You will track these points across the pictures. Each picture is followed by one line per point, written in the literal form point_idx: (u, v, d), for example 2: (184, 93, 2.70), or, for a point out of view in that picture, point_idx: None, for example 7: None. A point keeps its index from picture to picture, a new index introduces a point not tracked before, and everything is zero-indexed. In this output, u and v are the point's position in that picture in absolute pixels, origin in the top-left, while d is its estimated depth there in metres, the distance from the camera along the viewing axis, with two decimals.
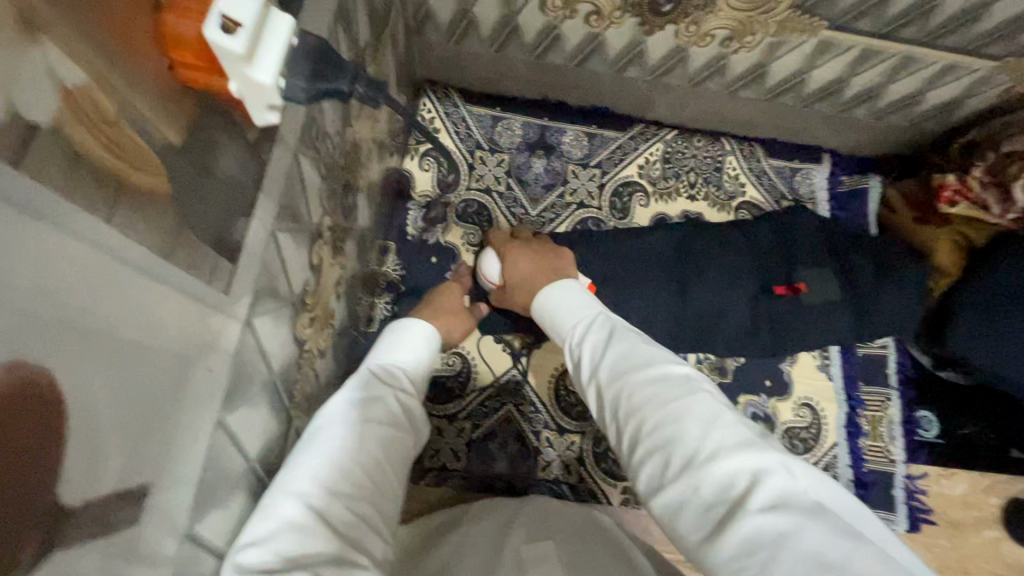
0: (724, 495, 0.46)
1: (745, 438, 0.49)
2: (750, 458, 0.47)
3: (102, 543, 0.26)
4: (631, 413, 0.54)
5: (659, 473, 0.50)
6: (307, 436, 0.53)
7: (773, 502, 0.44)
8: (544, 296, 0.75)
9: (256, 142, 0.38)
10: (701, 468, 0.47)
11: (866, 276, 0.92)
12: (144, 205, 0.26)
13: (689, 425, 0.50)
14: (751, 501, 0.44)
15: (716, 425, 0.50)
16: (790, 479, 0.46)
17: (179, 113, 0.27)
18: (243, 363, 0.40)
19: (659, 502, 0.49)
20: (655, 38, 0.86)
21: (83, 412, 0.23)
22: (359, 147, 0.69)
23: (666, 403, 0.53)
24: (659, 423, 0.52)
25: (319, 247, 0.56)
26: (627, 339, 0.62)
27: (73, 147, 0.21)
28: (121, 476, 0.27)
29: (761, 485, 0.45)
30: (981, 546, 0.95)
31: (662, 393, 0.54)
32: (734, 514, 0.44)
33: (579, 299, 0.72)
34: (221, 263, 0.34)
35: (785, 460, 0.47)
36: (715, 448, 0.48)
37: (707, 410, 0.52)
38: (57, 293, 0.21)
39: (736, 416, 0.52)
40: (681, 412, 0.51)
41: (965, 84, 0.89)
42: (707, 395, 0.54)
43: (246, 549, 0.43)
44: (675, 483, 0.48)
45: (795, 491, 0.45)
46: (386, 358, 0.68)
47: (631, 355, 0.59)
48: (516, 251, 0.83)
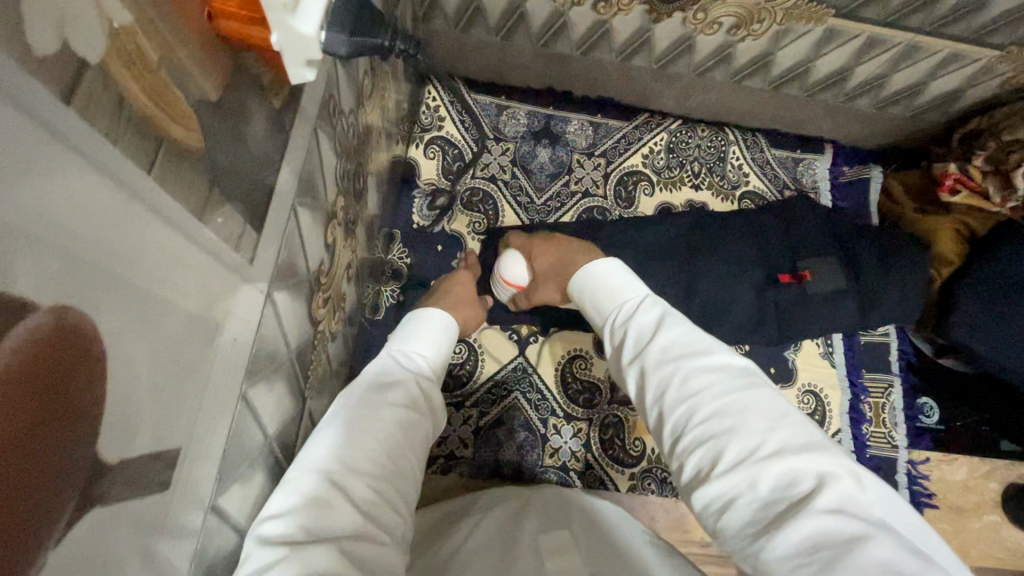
0: (782, 492, 0.44)
1: (810, 439, 0.47)
2: (815, 459, 0.45)
3: (136, 505, 0.26)
4: (685, 399, 0.52)
5: (710, 462, 0.47)
6: (328, 417, 0.53)
7: (837, 505, 0.42)
8: (585, 275, 0.73)
9: (281, 111, 0.37)
10: (764, 462, 0.45)
11: (869, 263, 0.93)
12: (179, 160, 0.25)
13: (752, 420, 0.48)
14: (815, 501, 0.42)
15: (780, 423, 0.48)
16: (854, 486, 0.44)
17: (215, 66, 0.28)
18: (264, 336, 0.40)
19: (706, 490, 0.47)
20: (662, 26, 0.86)
21: (122, 368, 0.23)
22: (369, 130, 0.69)
23: (727, 395, 0.50)
24: (717, 414, 0.49)
25: (334, 226, 0.56)
26: (682, 326, 0.59)
27: (118, 88, 0.21)
28: (155, 438, 0.27)
29: (826, 486, 0.43)
30: (981, 531, 0.97)
31: (722, 385, 0.51)
32: (793, 512, 0.42)
33: (626, 282, 0.68)
34: (248, 230, 0.34)
35: (849, 466, 0.45)
36: (778, 445, 0.46)
37: (770, 407, 0.49)
38: (104, 241, 0.21)
39: (798, 417, 0.50)
40: (742, 405, 0.49)
41: (968, 73, 0.90)
42: (769, 392, 0.51)
43: (270, 522, 0.43)
44: (730, 473, 0.45)
45: (858, 498, 0.43)
46: (407, 343, 0.67)
47: (687, 342, 0.56)
48: (537, 244, 0.83)
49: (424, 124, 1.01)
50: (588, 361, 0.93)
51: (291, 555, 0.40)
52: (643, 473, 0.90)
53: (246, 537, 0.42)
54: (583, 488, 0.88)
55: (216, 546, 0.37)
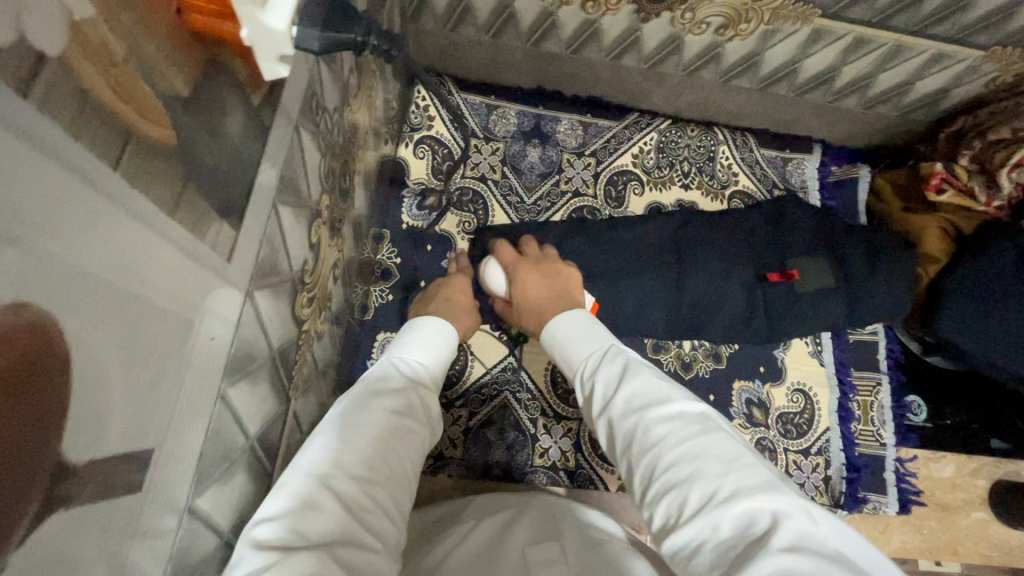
0: (741, 534, 0.42)
1: (767, 480, 0.46)
2: (771, 498, 0.44)
3: (106, 506, 0.25)
4: (647, 449, 0.52)
5: (675, 512, 0.46)
6: (326, 421, 0.53)
7: (794, 541, 0.40)
8: (553, 326, 0.71)
9: (260, 108, 0.37)
10: (722, 505, 0.44)
11: (856, 262, 0.93)
12: (149, 155, 0.25)
13: (709, 464, 0.47)
14: (770, 539, 0.40)
15: (734, 466, 0.47)
16: (811, 522, 0.42)
17: (183, 63, 0.28)
18: (243, 337, 0.39)
19: (674, 541, 0.45)
20: (651, 25, 0.87)
21: (88, 368, 0.23)
22: (356, 128, 0.68)
23: (682, 442, 0.50)
24: (677, 462, 0.49)
25: (318, 225, 0.55)
26: (642, 374, 0.59)
27: (80, 82, 0.21)
28: (125, 439, 0.26)
29: (783, 524, 0.41)
30: (969, 528, 0.97)
31: (680, 431, 0.51)
32: (751, 553, 0.40)
33: (588, 329, 0.69)
34: (225, 228, 0.33)
35: (805, 505, 0.44)
36: (735, 487, 0.45)
37: (727, 450, 0.49)
38: (69, 238, 0.20)
39: (756, 459, 0.49)
40: (699, 451, 0.49)
41: (954, 73, 0.91)
42: (726, 436, 0.51)
43: (264, 525, 0.42)
44: (693, 520, 0.44)
45: (816, 534, 0.42)
46: (405, 350, 0.67)
47: (648, 390, 0.56)
48: (524, 270, 0.81)
49: (413, 124, 1.00)
50: None
51: (281, 559, 0.39)
52: None
53: (239, 539, 0.42)
54: (573, 488, 0.88)
55: (196, 548, 0.37)
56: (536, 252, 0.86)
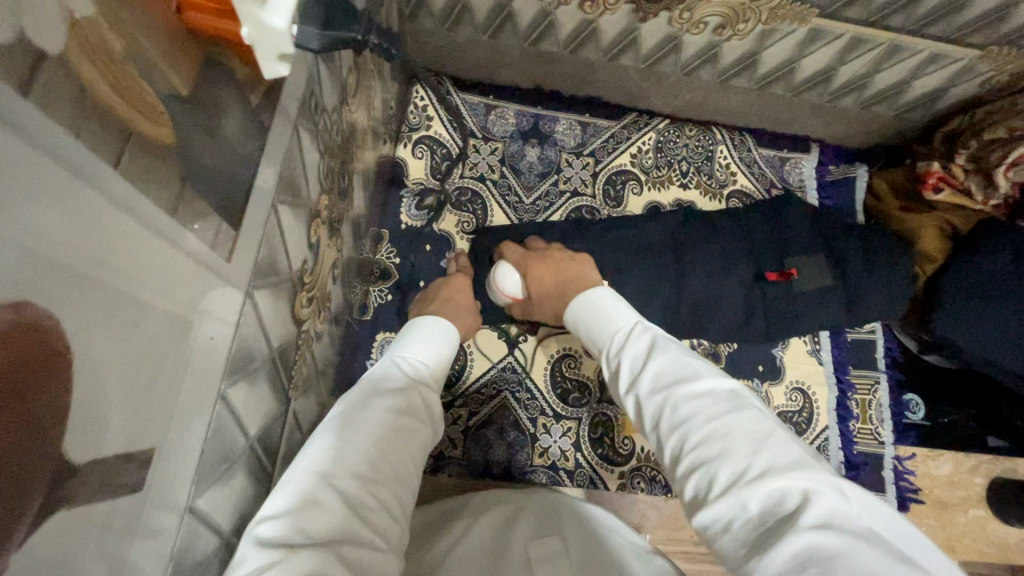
0: (771, 511, 0.42)
1: (797, 458, 0.45)
2: (801, 476, 0.43)
3: (107, 505, 0.25)
4: (678, 426, 0.51)
5: (705, 488, 0.46)
6: (327, 420, 0.53)
7: (824, 519, 0.40)
8: (575, 309, 0.74)
9: (259, 107, 0.37)
10: (751, 482, 0.44)
11: (854, 261, 0.93)
12: (148, 155, 0.25)
13: (739, 442, 0.47)
14: (800, 517, 0.40)
15: (764, 443, 0.46)
16: (842, 501, 0.42)
17: (182, 62, 0.28)
18: (243, 336, 0.39)
19: (704, 515, 0.45)
20: (649, 26, 0.87)
21: (87, 368, 0.23)
22: (355, 128, 0.68)
23: (712, 419, 0.50)
24: (706, 438, 0.48)
25: (317, 225, 0.55)
26: (673, 353, 0.59)
27: (79, 82, 0.21)
28: (126, 438, 0.26)
29: (814, 502, 0.41)
30: (967, 526, 0.98)
31: (710, 408, 0.51)
32: (780, 530, 0.40)
33: (619, 312, 0.69)
34: (224, 228, 0.33)
35: (838, 483, 0.43)
36: (766, 464, 0.44)
37: (757, 428, 0.48)
38: (68, 237, 0.20)
39: (788, 437, 0.48)
40: (729, 429, 0.48)
41: (950, 72, 0.91)
42: (758, 414, 0.50)
43: (267, 524, 0.42)
44: (722, 496, 0.44)
45: (847, 512, 0.41)
46: (406, 350, 0.67)
47: (678, 369, 0.56)
48: (535, 263, 0.82)
49: (411, 124, 1.00)
50: (577, 360, 0.93)
51: (284, 559, 0.39)
52: (633, 471, 0.90)
53: (241, 539, 0.42)
54: (573, 487, 0.88)
55: (196, 549, 0.37)
56: (540, 245, 0.88)
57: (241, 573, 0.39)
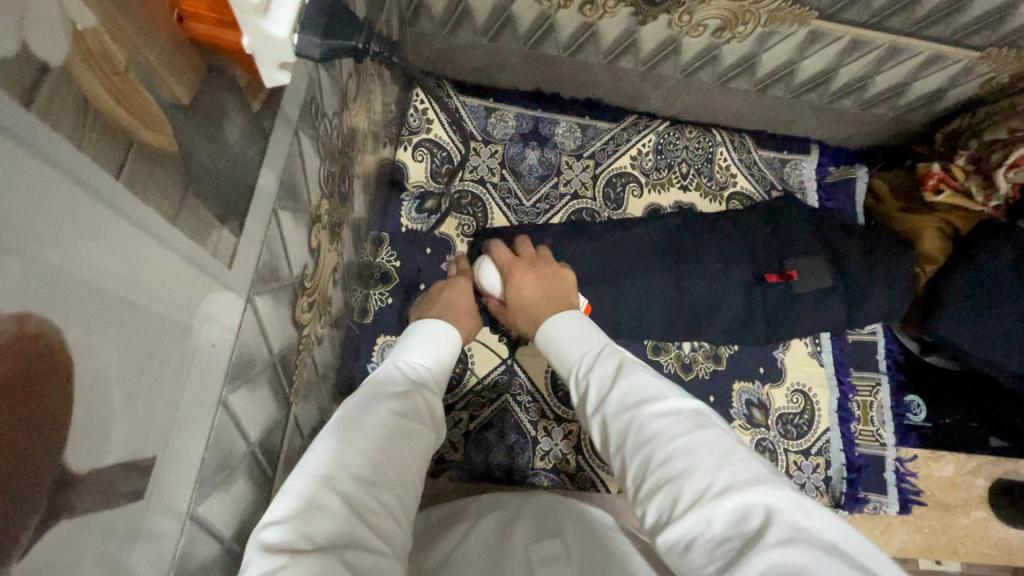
0: (735, 529, 0.42)
1: (759, 475, 0.46)
2: (763, 493, 0.44)
3: (109, 513, 0.25)
4: (641, 445, 0.51)
5: (668, 508, 0.46)
6: (330, 424, 0.53)
7: (788, 535, 0.40)
8: (546, 332, 0.72)
9: (260, 113, 0.37)
10: (714, 500, 0.44)
11: (854, 263, 0.93)
12: (150, 163, 0.25)
13: (701, 459, 0.47)
14: (765, 534, 0.40)
15: (727, 460, 0.47)
16: (803, 516, 0.42)
17: (184, 70, 0.28)
18: (243, 342, 0.39)
19: (668, 535, 0.45)
20: (648, 28, 0.87)
21: (89, 377, 0.23)
22: (355, 132, 0.68)
23: (675, 438, 0.50)
24: (670, 458, 0.48)
25: (318, 230, 0.55)
26: (638, 372, 0.59)
27: (83, 92, 0.21)
28: (127, 447, 0.26)
29: (775, 519, 0.41)
30: (969, 527, 0.98)
31: (673, 428, 0.51)
32: (745, 547, 0.41)
33: (585, 330, 0.69)
34: (225, 234, 0.33)
35: (798, 498, 0.44)
36: (728, 482, 0.45)
37: (719, 445, 0.48)
38: (71, 246, 0.20)
39: (748, 454, 0.48)
40: (692, 447, 0.48)
41: (950, 73, 0.91)
42: (720, 432, 0.50)
43: (272, 528, 0.42)
44: (686, 515, 0.44)
45: (808, 527, 0.42)
46: (408, 353, 0.67)
47: (642, 388, 0.56)
48: (521, 274, 0.81)
49: (412, 127, 1.00)
50: None
51: (289, 563, 0.39)
52: None
53: (247, 543, 0.42)
54: (574, 490, 0.88)
55: (197, 555, 0.37)
56: (531, 252, 0.86)
57: None
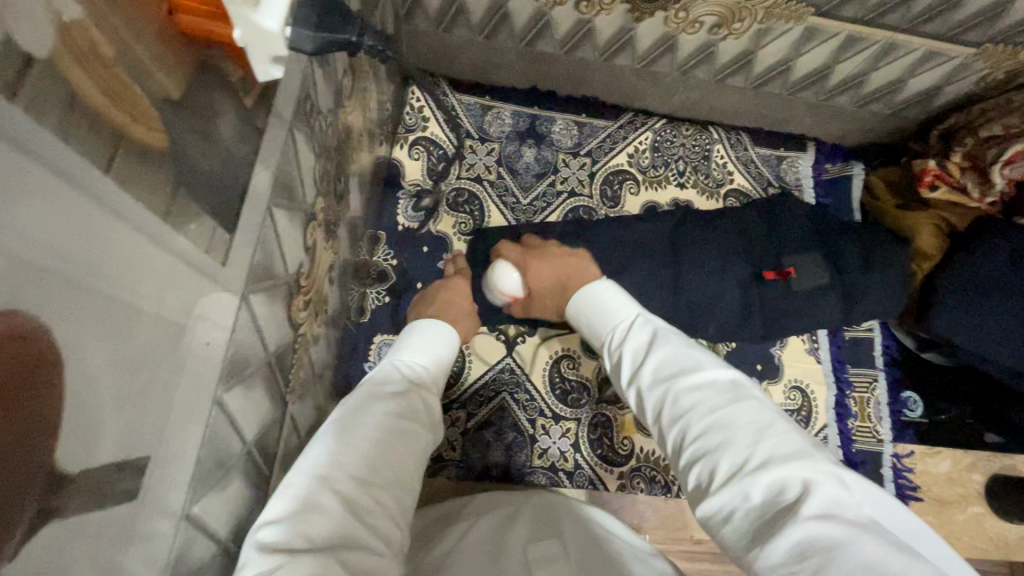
0: (772, 501, 0.42)
1: (797, 447, 0.45)
2: (803, 466, 0.43)
3: (102, 513, 0.25)
4: (677, 418, 0.51)
5: (706, 479, 0.46)
6: (327, 424, 0.53)
7: (826, 510, 0.40)
8: (575, 301, 0.74)
9: (253, 110, 0.36)
10: (751, 472, 0.44)
11: (851, 259, 0.93)
12: (140, 158, 0.25)
13: (738, 432, 0.47)
14: (801, 508, 0.40)
15: (763, 433, 0.46)
16: (844, 491, 0.42)
17: (175, 64, 0.27)
18: (238, 341, 0.39)
19: (706, 506, 0.45)
20: (645, 25, 0.87)
21: (78, 376, 0.22)
22: (351, 129, 0.68)
23: (712, 410, 0.49)
24: (707, 430, 0.48)
25: (314, 228, 0.55)
26: (674, 345, 0.58)
27: (69, 85, 0.21)
28: (120, 447, 0.26)
29: (814, 491, 0.41)
30: (966, 523, 0.98)
31: (709, 400, 0.50)
32: (781, 520, 0.40)
33: (619, 304, 0.69)
34: (218, 231, 0.33)
35: (838, 472, 0.43)
36: (767, 455, 0.44)
37: (757, 417, 0.48)
38: (59, 243, 0.20)
39: (788, 426, 0.48)
40: (728, 419, 0.48)
41: (946, 70, 0.91)
42: (759, 404, 0.50)
43: (267, 528, 0.42)
44: (723, 487, 0.44)
45: (847, 501, 0.41)
46: (405, 353, 0.67)
47: (677, 360, 0.56)
48: (535, 261, 0.81)
49: (408, 125, 1.00)
50: (576, 360, 0.93)
51: (284, 564, 0.39)
52: (632, 472, 0.90)
53: (242, 544, 0.42)
54: (572, 488, 0.88)
55: (193, 555, 0.36)
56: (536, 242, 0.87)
57: None
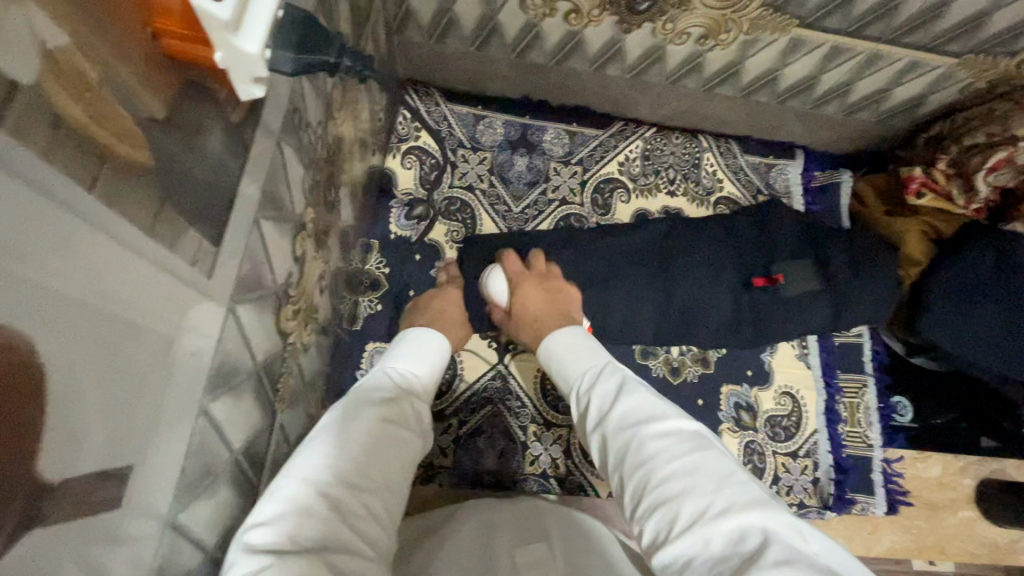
0: (732, 549, 0.44)
1: (756, 498, 0.48)
2: (760, 515, 0.45)
3: (86, 521, 0.26)
4: (639, 466, 0.53)
5: (666, 527, 0.48)
6: (317, 428, 0.53)
7: (785, 555, 0.42)
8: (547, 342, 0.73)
9: (240, 125, 0.37)
10: (711, 521, 0.46)
11: (840, 266, 0.94)
12: (127, 177, 0.26)
13: (700, 481, 0.49)
14: (761, 556, 0.42)
15: (723, 483, 0.49)
16: (800, 539, 0.44)
17: (162, 85, 0.28)
18: (225, 351, 0.39)
19: (666, 554, 0.47)
20: (632, 36, 0.88)
21: (64, 389, 0.23)
22: (342, 140, 0.69)
23: (674, 459, 0.52)
24: (670, 477, 0.50)
25: (303, 239, 0.56)
26: (637, 393, 0.61)
27: (56, 109, 0.21)
28: (104, 456, 0.27)
29: (772, 540, 0.43)
30: (956, 527, 0.99)
31: (671, 449, 0.53)
32: (741, 568, 0.42)
33: (589, 349, 0.70)
34: (205, 244, 0.34)
35: (794, 522, 0.46)
36: (727, 504, 0.47)
37: (717, 469, 0.51)
38: (45, 261, 0.21)
39: (745, 478, 0.50)
40: (690, 469, 0.50)
41: (929, 80, 0.93)
42: (718, 455, 0.53)
43: (256, 529, 0.42)
44: (684, 535, 0.46)
45: (805, 550, 0.43)
46: (399, 362, 0.67)
47: (641, 408, 0.59)
48: (528, 286, 0.82)
49: (400, 135, 1.01)
50: None
51: (272, 563, 0.39)
52: None
53: (232, 543, 0.42)
54: (564, 494, 0.88)
55: (180, 563, 0.37)
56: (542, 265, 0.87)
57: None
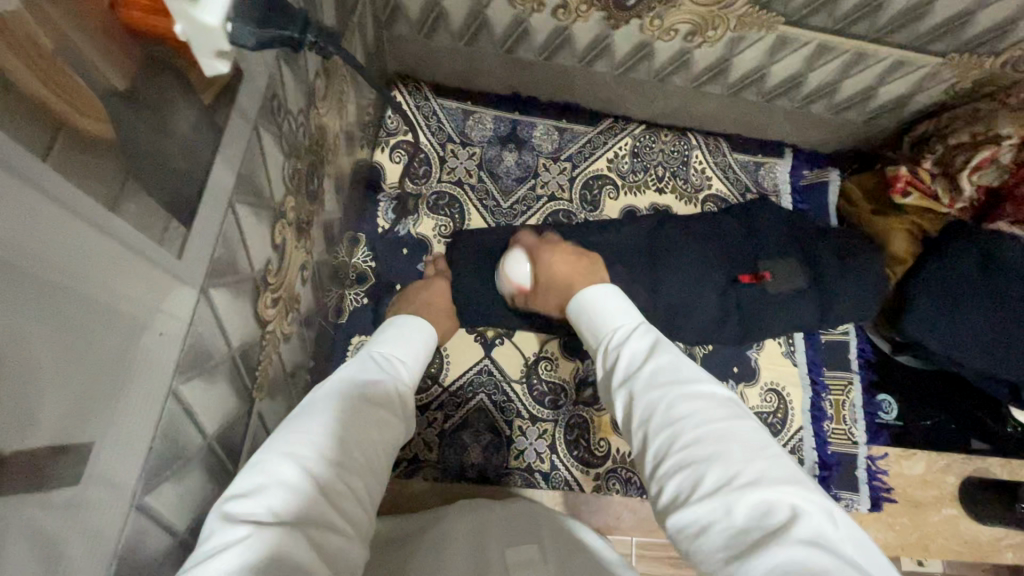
0: (756, 521, 0.42)
1: (788, 474, 0.45)
2: (791, 491, 0.43)
3: (41, 495, 0.26)
4: (668, 425, 0.50)
5: (689, 490, 0.46)
6: (300, 407, 0.53)
7: (810, 536, 0.40)
8: (583, 297, 0.70)
9: (211, 107, 0.37)
10: (739, 490, 0.44)
11: (826, 263, 0.95)
12: (85, 148, 0.26)
13: (731, 449, 0.47)
14: (786, 532, 0.40)
15: (756, 454, 0.46)
16: (826, 521, 0.42)
17: (123, 59, 0.28)
18: (197, 334, 0.39)
19: (684, 515, 0.45)
20: (620, 33, 0.88)
21: (15, 357, 0.23)
22: (326, 131, 0.68)
23: (705, 423, 0.49)
24: (701, 439, 0.48)
25: (283, 227, 0.55)
26: (673, 353, 0.57)
27: (5, 74, 0.21)
28: (61, 428, 0.26)
29: (800, 518, 0.41)
30: (940, 524, 0.99)
31: (704, 412, 0.50)
32: (763, 541, 0.41)
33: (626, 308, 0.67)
34: (173, 223, 0.34)
35: (825, 504, 0.44)
36: (757, 475, 0.44)
37: (751, 438, 0.48)
38: None
39: (779, 452, 0.48)
40: (722, 435, 0.48)
41: (915, 79, 0.93)
42: (753, 425, 0.50)
43: (234, 501, 0.42)
44: (706, 501, 0.44)
45: (831, 534, 0.41)
46: (387, 347, 0.67)
47: (675, 367, 0.55)
48: (552, 252, 0.80)
49: (389, 130, 1.01)
50: (553, 362, 0.94)
51: (250, 536, 0.39)
52: (608, 473, 0.90)
53: (211, 515, 0.42)
54: (549, 489, 0.88)
55: (146, 546, 0.37)
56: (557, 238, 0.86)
57: (206, 550, 0.39)
